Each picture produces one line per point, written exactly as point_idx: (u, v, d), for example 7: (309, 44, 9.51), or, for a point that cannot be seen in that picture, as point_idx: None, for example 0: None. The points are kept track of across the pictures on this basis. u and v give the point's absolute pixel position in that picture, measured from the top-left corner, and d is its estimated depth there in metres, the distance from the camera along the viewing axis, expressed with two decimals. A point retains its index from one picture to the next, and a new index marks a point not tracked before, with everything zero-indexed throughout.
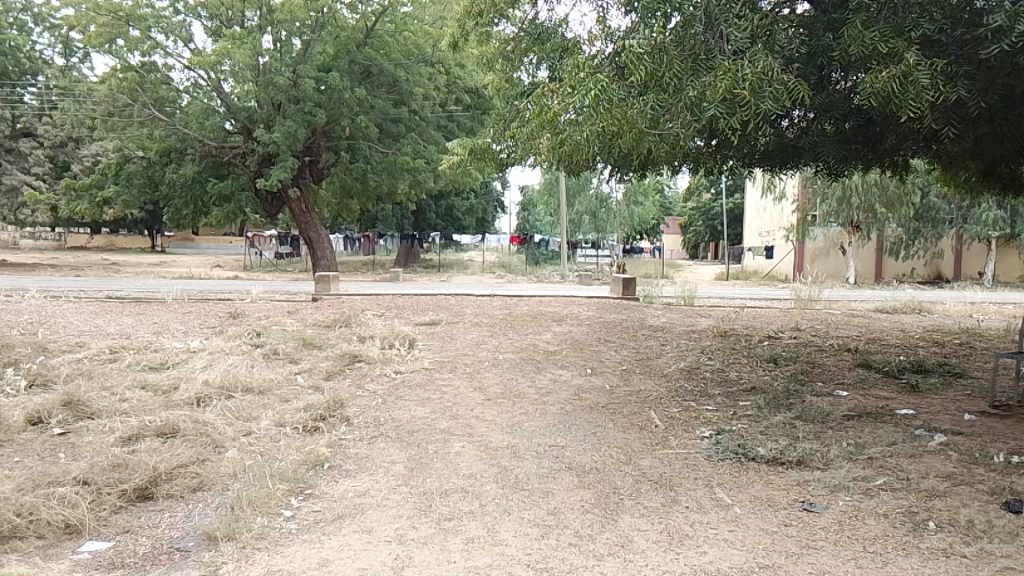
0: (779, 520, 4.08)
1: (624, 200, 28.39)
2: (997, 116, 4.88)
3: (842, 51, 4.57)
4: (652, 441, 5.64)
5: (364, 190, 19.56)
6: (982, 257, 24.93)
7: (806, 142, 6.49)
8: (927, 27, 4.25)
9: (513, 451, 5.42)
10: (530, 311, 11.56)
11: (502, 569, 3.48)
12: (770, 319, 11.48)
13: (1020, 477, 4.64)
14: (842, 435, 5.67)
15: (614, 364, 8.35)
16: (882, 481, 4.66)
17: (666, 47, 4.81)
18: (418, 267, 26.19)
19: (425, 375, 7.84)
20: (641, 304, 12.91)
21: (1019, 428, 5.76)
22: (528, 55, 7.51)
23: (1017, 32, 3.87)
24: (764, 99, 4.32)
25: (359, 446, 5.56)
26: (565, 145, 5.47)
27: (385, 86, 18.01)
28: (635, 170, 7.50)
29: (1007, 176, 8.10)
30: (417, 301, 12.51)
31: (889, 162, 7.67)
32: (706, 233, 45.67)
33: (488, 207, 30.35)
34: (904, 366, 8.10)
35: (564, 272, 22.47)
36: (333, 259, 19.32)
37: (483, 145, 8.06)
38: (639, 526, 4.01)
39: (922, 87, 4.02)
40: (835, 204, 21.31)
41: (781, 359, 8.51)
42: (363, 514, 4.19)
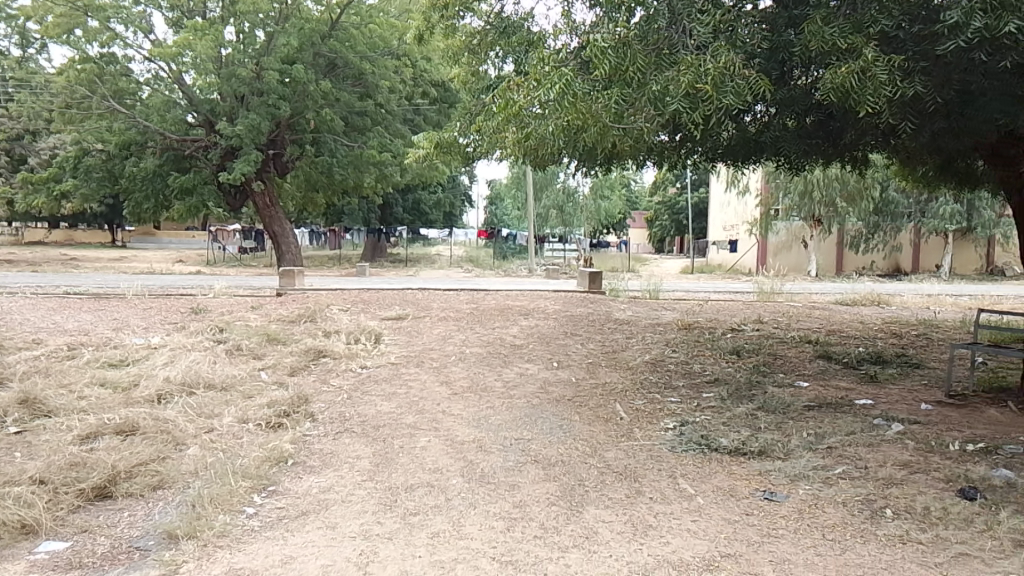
0: (741, 510, 4.14)
1: (591, 194, 28.50)
2: (952, 111, 4.98)
3: (803, 47, 4.62)
4: (617, 433, 5.67)
5: (330, 184, 19.37)
6: (939, 250, 25.50)
7: (768, 137, 6.56)
8: (885, 23, 4.33)
9: (479, 445, 5.41)
10: (497, 305, 11.56)
11: (467, 563, 3.47)
12: (733, 312, 11.62)
13: (974, 465, 4.75)
14: (802, 425, 5.76)
15: (580, 357, 8.39)
16: (841, 469, 4.74)
17: (630, 42, 4.82)
18: (385, 261, 26.02)
19: (392, 370, 7.80)
20: (607, 298, 12.97)
21: (973, 417, 5.90)
22: (494, 49, 7.48)
23: (973, 28, 3.94)
24: (726, 94, 4.35)
25: (324, 441, 5.52)
26: (531, 139, 5.45)
27: (350, 79, 17.85)
28: (601, 164, 7.51)
29: (963, 170, 8.28)
30: (383, 296, 12.43)
31: (849, 156, 7.79)
32: (672, 227, 46.07)
33: (455, 201, 30.25)
34: (864, 357, 8.26)
35: (531, 266, 22.49)
36: (298, 253, 19.11)
37: (449, 139, 8.01)
38: (604, 518, 4.03)
39: (880, 83, 4.08)
40: (797, 198, 21.62)
41: (744, 351, 8.61)
42: (328, 510, 4.15)
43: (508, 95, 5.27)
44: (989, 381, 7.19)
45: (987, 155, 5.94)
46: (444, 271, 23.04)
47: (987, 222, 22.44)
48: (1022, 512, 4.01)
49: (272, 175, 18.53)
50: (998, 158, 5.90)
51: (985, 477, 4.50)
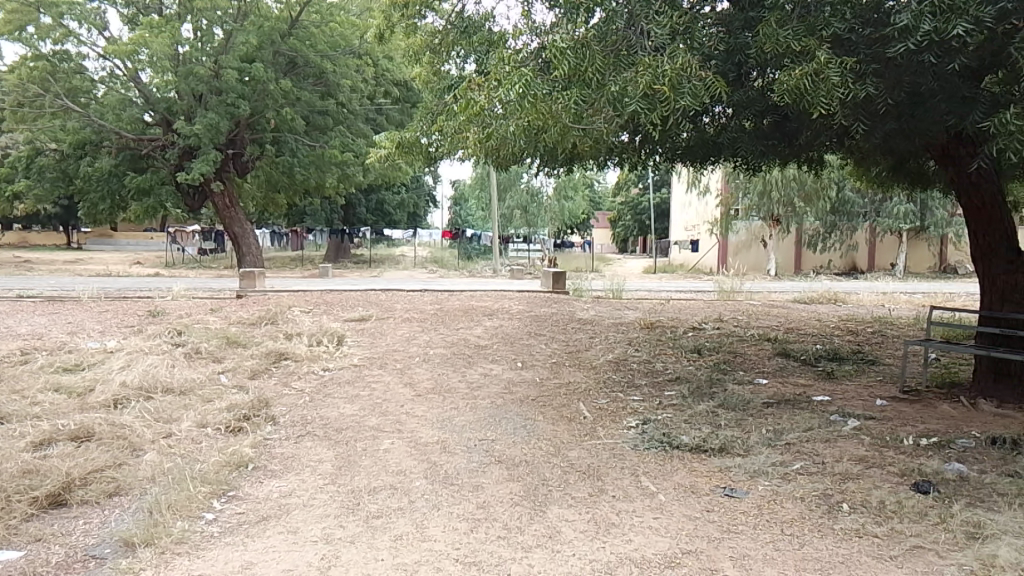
0: (702, 506, 4.18)
1: (554, 195, 28.59)
2: (904, 113, 5.08)
3: (758, 49, 4.70)
4: (580, 432, 5.70)
5: (292, 185, 19.15)
6: (894, 249, 26.10)
7: (726, 138, 6.67)
8: (837, 26, 4.42)
9: (443, 446, 5.39)
10: (461, 306, 11.53)
11: (430, 565, 3.45)
12: (694, 311, 11.74)
13: (928, 459, 4.86)
14: (761, 421, 5.85)
15: (544, 357, 8.41)
16: (799, 465, 4.82)
17: (588, 43, 4.85)
18: (349, 262, 25.83)
19: (355, 372, 7.74)
20: (571, 298, 13.02)
21: (926, 412, 6.04)
22: (456, 49, 7.45)
23: (922, 31, 4.04)
24: (683, 95, 4.39)
25: (285, 445, 5.45)
26: (491, 139, 5.43)
27: (311, 78, 17.68)
28: (563, 165, 7.53)
29: (915, 171, 8.48)
30: (346, 297, 12.33)
31: (805, 157, 7.92)
32: (635, 228, 46.49)
33: (419, 202, 30.14)
34: (821, 354, 8.41)
35: (496, 267, 22.49)
36: (259, 254, 18.85)
37: (411, 138, 7.95)
38: (567, 517, 4.05)
39: (833, 84, 4.15)
40: (757, 198, 21.95)
41: (704, 349, 8.71)
42: (289, 515, 4.10)
43: (469, 95, 5.25)
44: (942, 377, 7.37)
45: (938, 155, 6.08)
46: (409, 272, 22.96)
47: (940, 221, 23.02)
48: (974, 504, 4.11)
49: (232, 175, 18.26)
50: (949, 158, 6.05)
51: (938, 471, 4.61)
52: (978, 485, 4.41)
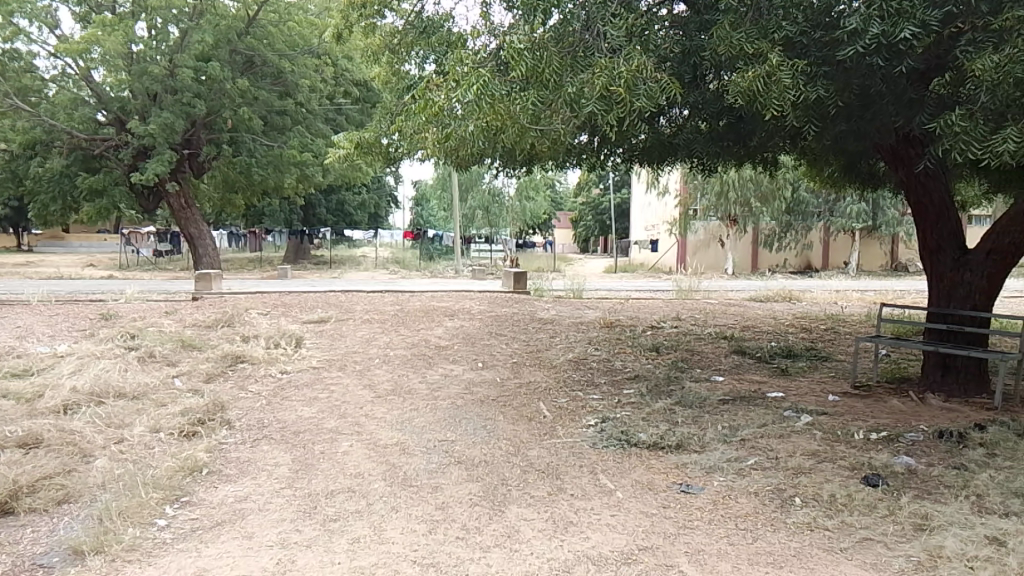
0: (658, 503, 4.22)
1: (516, 195, 28.64)
2: (853, 114, 5.18)
3: (712, 52, 4.76)
4: (540, 431, 5.72)
5: (250, 185, 18.89)
6: (847, 249, 26.70)
7: (682, 140, 6.78)
8: (788, 29, 4.49)
9: (402, 447, 5.36)
10: (421, 306, 11.48)
11: (387, 568, 3.42)
12: (653, 310, 11.86)
13: (877, 453, 4.97)
14: (718, 418, 5.92)
15: (504, 357, 8.41)
16: (753, 460, 4.89)
17: (545, 44, 4.88)
18: (309, 263, 25.56)
19: (313, 374, 7.65)
20: (532, 298, 13.04)
21: (876, 407, 6.18)
22: (415, 48, 7.40)
23: (870, 34, 4.12)
24: (639, 96, 4.43)
25: (241, 449, 5.36)
26: (450, 139, 5.40)
27: (269, 77, 17.43)
28: (522, 165, 7.54)
29: (866, 171, 8.66)
30: (305, 299, 12.20)
31: (760, 158, 8.05)
32: (596, 227, 46.86)
33: (380, 202, 29.97)
34: (775, 351, 8.56)
35: (458, 268, 22.45)
36: (215, 256, 18.57)
37: (371, 138, 7.87)
38: (526, 516, 4.05)
39: (784, 87, 4.22)
40: (714, 199, 22.28)
41: (662, 347, 8.81)
42: (243, 520, 4.04)
43: (428, 95, 5.22)
44: (891, 372, 7.55)
45: (887, 156, 6.23)
46: (370, 273, 22.79)
47: (891, 220, 23.57)
48: (922, 496, 4.21)
49: (188, 175, 17.91)
50: (897, 159, 6.20)
51: (887, 465, 4.71)
52: (926, 477, 4.52)
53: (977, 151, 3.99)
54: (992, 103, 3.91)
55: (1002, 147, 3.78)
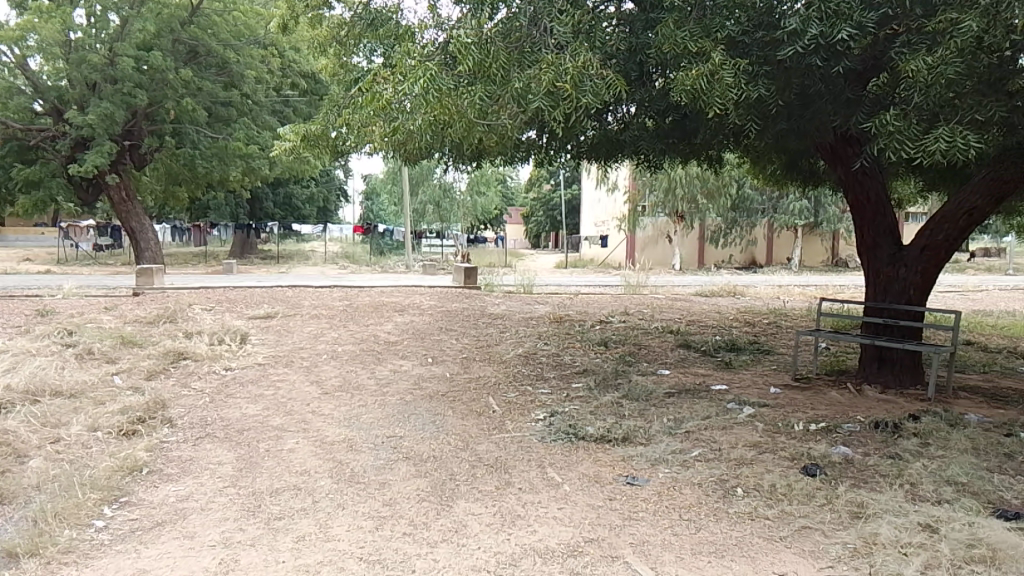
0: (605, 495, 4.26)
1: (467, 190, 28.55)
2: (793, 113, 5.29)
3: (657, 50, 4.82)
4: (489, 426, 5.73)
5: (194, 178, 18.46)
6: (789, 244, 27.45)
7: (628, 137, 6.85)
8: (730, 28, 4.57)
9: (349, 444, 5.31)
10: (371, 302, 11.37)
11: (333, 565, 3.40)
12: (602, 305, 11.96)
13: (816, 444, 5.11)
14: (663, 411, 6.01)
15: (454, 352, 8.40)
16: (697, 452, 4.98)
17: (492, 39, 4.87)
18: (255, 258, 25.11)
19: (259, 371, 7.52)
20: (482, 293, 13.03)
21: (816, 399, 6.34)
22: (363, 41, 7.32)
23: (809, 34, 4.23)
24: (585, 93, 4.46)
25: (183, 447, 5.25)
26: (398, 133, 5.36)
27: (214, 67, 17.03)
28: (472, 160, 7.52)
29: (807, 169, 8.87)
30: (251, 294, 11.98)
31: (704, 155, 8.18)
32: (547, 223, 47.06)
33: (329, 196, 29.60)
34: (720, 345, 8.72)
35: (409, 263, 22.30)
36: (158, 250, 18.08)
37: (318, 131, 7.74)
38: (474, 511, 4.05)
39: (727, 85, 4.29)
40: (662, 195, 22.59)
41: (611, 342, 8.90)
42: (185, 519, 3.96)
43: (375, 88, 5.16)
44: (830, 365, 7.76)
45: (827, 155, 6.38)
46: (319, 268, 22.46)
47: (832, 217, 24.22)
48: (857, 485, 4.34)
49: (129, 167, 17.40)
50: (837, 157, 6.36)
51: (825, 454, 4.85)
52: (863, 467, 4.67)
53: (911, 151, 4.12)
54: (925, 103, 4.04)
55: (934, 146, 3.90)
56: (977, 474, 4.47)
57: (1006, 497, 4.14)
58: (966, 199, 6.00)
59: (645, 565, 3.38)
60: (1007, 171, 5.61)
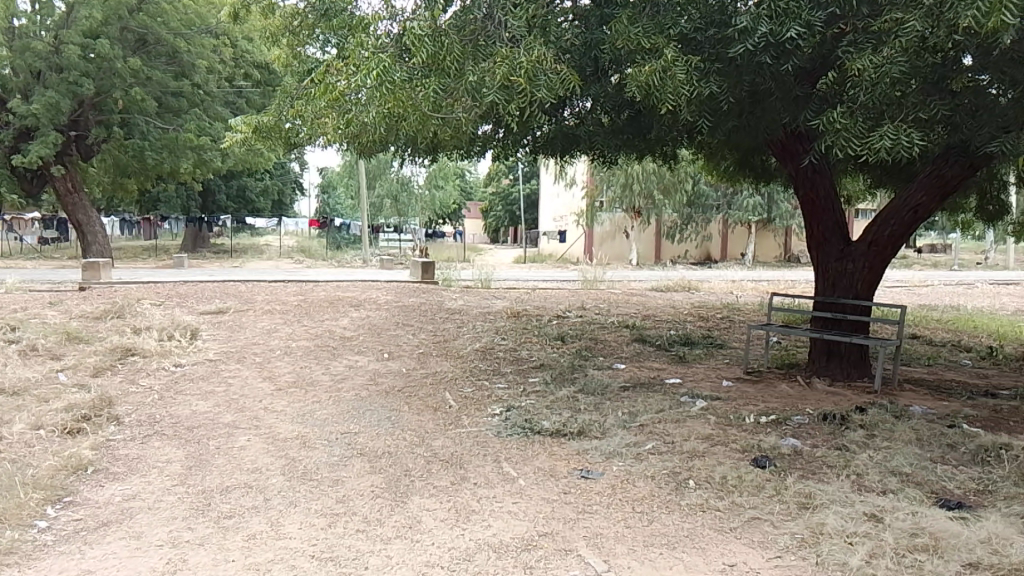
0: (559, 489, 4.28)
1: (425, 184, 28.34)
2: (744, 110, 5.36)
3: (612, 45, 4.82)
4: (445, 421, 5.70)
5: (144, 171, 17.98)
6: (743, 240, 27.91)
7: (584, 132, 6.87)
8: (683, 26, 4.59)
9: (302, 441, 5.24)
10: (326, 296, 11.23)
11: (284, 564, 3.34)
12: (558, 300, 11.99)
13: (766, 436, 5.19)
14: (618, 405, 6.05)
15: (411, 347, 8.34)
16: (651, 445, 5.02)
17: (446, 31, 4.81)
18: (208, 252, 24.63)
19: (210, 367, 7.38)
20: (439, 288, 12.96)
21: (766, 392, 6.44)
22: (316, 30, 7.20)
23: (759, 33, 4.28)
24: (538, 88, 4.46)
25: (129, 446, 5.11)
26: (351, 125, 5.30)
27: (163, 57, 16.57)
28: (428, 154, 7.46)
29: (759, 166, 9.00)
30: (202, 289, 11.73)
31: (659, 151, 8.26)
32: (507, 218, 47.00)
33: (283, 189, 29.17)
34: (674, 339, 8.81)
35: (366, 257, 22.08)
36: (106, 244, 17.60)
37: (271, 123, 7.58)
38: (428, 506, 4.03)
39: (679, 82, 4.31)
40: (619, 190, 22.78)
41: (567, 336, 8.94)
42: (132, 519, 3.86)
43: (327, 80, 5.07)
44: (780, 358, 7.90)
45: (778, 152, 6.48)
46: (274, 262, 22.09)
47: (784, 214, 24.65)
48: (806, 476, 4.42)
49: (76, 158, 16.92)
50: (787, 154, 6.46)
51: (775, 446, 4.93)
52: (811, 458, 4.75)
53: (857, 147, 4.20)
54: (871, 102, 4.11)
55: (879, 144, 3.99)
56: (921, 464, 4.59)
57: (948, 487, 4.26)
58: (912, 196, 6.15)
59: (598, 558, 3.40)
60: (950, 168, 5.75)
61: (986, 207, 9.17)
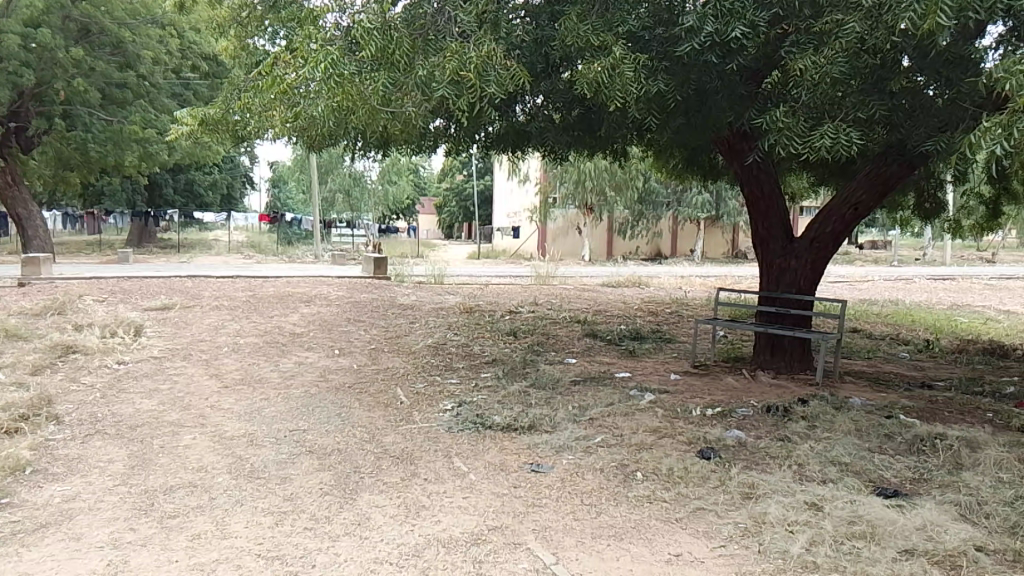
0: (510, 482, 4.30)
1: (379, 179, 28.17)
2: (691, 108, 5.45)
3: (562, 42, 4.85)
4: (396, 418, 5.68)
5: (87, 163, 17.48)
6: (692, 236, 28.38)
7: (535, 128, 6.91)
8: (631, 23, 4.64)
9: (250, 439, 5.17)
10: (276, 292, 11.07)
11: (229, 563, 3.30)
12: (511, 296, 12.02)
13: (711, 427, 5.30)
14: (568, 399, 6.11)
15: (362, 344, 8.28)
16: (600, 438, 5.08)
17: (395, 25, 4.77)
18: (154, 247, 24.11)
19: (154, 365, 7.21)
20: (391, 283, 12.90)
21: (713, 385, 6.57)
22: (265, 23, 7.12)
23: (705, 32, 4.35)
24: (489, 83, 4.47)
25: (69, 446, 4.98)
26: (300, 118, 5.25)
27: (107, 47, 16.05)
28: (378, 149, 7.42)
29: (707, 163, 9.18)
30: (147, 285, 11.49)
31: (609, 149, 8.34)
32: (461, 214, 46.98)
33: (233, 183, 28.66)
34: (624, 334, 8.92)
35: (318, 253, 21.81)
36: (47, 239, 17.03)
37: (218, 115, 7.41)
38: (378, 502, 4.02)
39: (627, 79, 4.36)
40: (571, 187, 22.96)
41: (520, 332, 8.98)
42: (71, 520, 3.77)
43: (275, 72, 5.00)
44: (726, 352, 8.06)
45: (724, 150, 6.61)
46: (222, 258, 21.59)
47: (732, 210, 25.17)
48: (749, 466, 4.53)
49: (15, 150, 16.43)
50: (733, 152, 6.59)
51: (720, 438, 5.02)
52: (754, 449, 4.86)
53: (799, 146, 4.31)
54: (812, 102, 4.22)
55: (820, 143, 4.09)
56: (860, 454, 4.74)
57: (885, 476, 4.40)
58: (852, 194, 6.31)
59: (546, 550, 3.43)
60: (889, 167, 5.91)
61: (923, 204, 9.47)
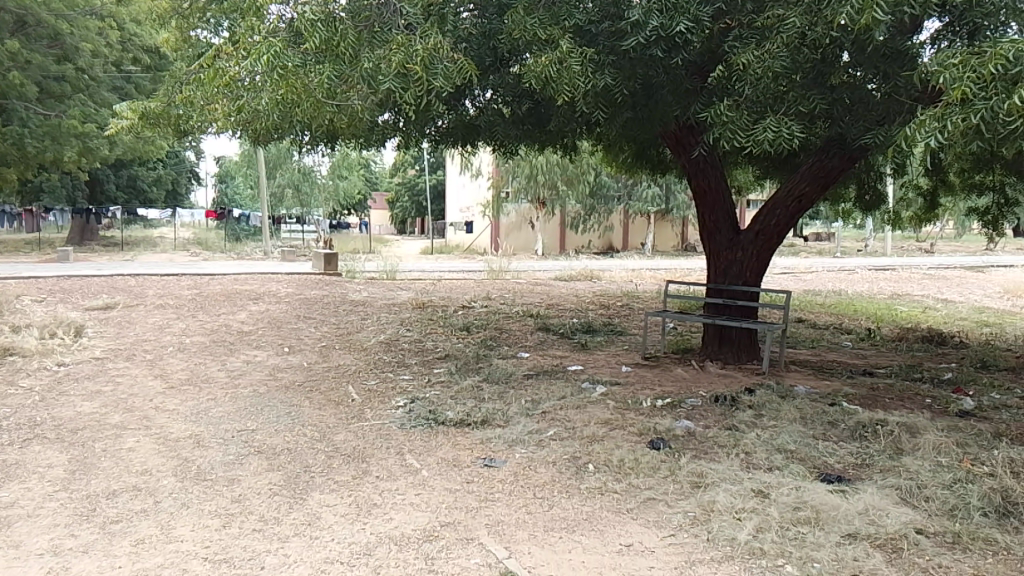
0: (462, 478, 4.29)
1: (329, 173, 27.83)
2: (639, 102, 5.48)
3: (509, 36, 4.85)
4: (347, 415, 5.62)
5: (24, 158, 16.87)
6: (644, 229, 28.67)
7: (484, 122, 6.89)
8: (577, 18, 4.67)
9: (196, 440, 5.06)
10: (222, 290, 10.85)
11: (174, 568, 3.23)
12: (464, 291, 11.99)
13: (661, 418, 5.37)
14: (521, 392, 6.12)
15: (313, 341, 8.17)
16: (552, 431, 5.10)
17: (340, 17, 4.70)
18: (97, 245, 23.42)
19: (96, 366, 7.02)
20: (342, 280, 12.74)
21: (664, 376, 6.65)
22: (208, 16, 6.97)
23: (650, 26, 4.39)
24: (435, 76, 4.43)
25: (7, 451, 4.81)
26: (244, 112, 5.14)
27: (43, 39, 15.43)
28: (325, 143, 7.30)
29: (656, 157, 9.27)
30: (88, 284, 11.14)
31: (559, 143, 8.37)
32: (413, 209, 46.65)
33: (178, 179, 28.00)
34: (576, 327, 8.97)
35: (267, 250, 21.45)
36: None
37: (159, 109, 7.21)
38: (328, 502, 3.97)
39: (574, 73, 4.37)
40: (524, 181, 23.03)
41: (472, 326, 8.96)
42: (9, 528, 3.64)
43: (217, 65, 4.90)
44: (676, 343, 8.16)
45: (671, 144, 6.69)
46: (166, 256, 21.04)
47: (681, 204, 25.55)
48: (698, 456, 4.60)
49: None
50: (680, 146, 6.66)
51: (670, 429, 5.09)
52: (703, 438, 4.94)
53: (742, 140, 4.35)
54: (755, 95, 4.28)
55: (763, 136, 4.15)
56: (804, 441, 4.84)
57: (829, 462, 4.51)
58: (795, 186, 6.42)
59: (499, 545, 3.43)
60: (830, 160, 6.04)
61: (864, 197, 9.69)
